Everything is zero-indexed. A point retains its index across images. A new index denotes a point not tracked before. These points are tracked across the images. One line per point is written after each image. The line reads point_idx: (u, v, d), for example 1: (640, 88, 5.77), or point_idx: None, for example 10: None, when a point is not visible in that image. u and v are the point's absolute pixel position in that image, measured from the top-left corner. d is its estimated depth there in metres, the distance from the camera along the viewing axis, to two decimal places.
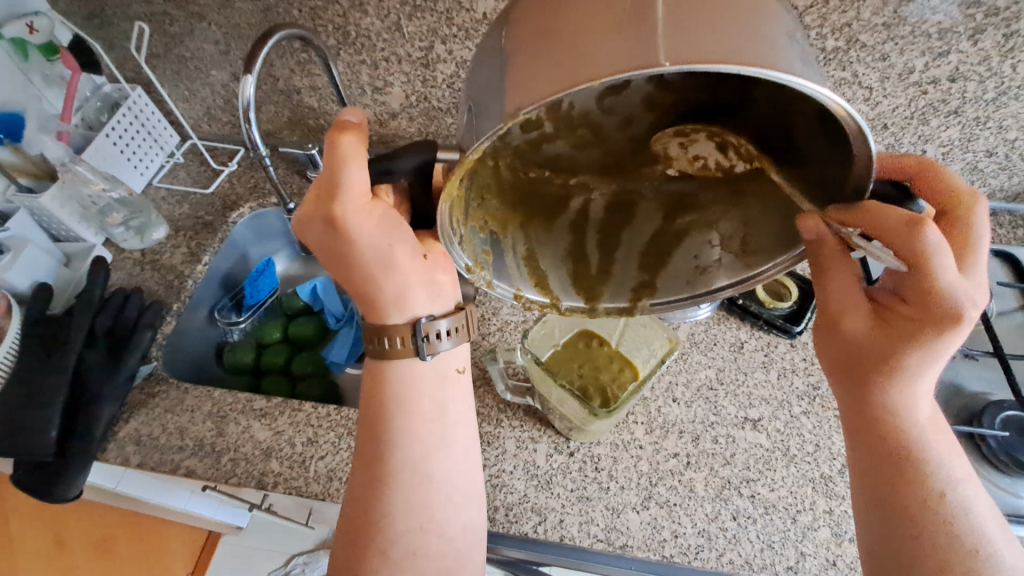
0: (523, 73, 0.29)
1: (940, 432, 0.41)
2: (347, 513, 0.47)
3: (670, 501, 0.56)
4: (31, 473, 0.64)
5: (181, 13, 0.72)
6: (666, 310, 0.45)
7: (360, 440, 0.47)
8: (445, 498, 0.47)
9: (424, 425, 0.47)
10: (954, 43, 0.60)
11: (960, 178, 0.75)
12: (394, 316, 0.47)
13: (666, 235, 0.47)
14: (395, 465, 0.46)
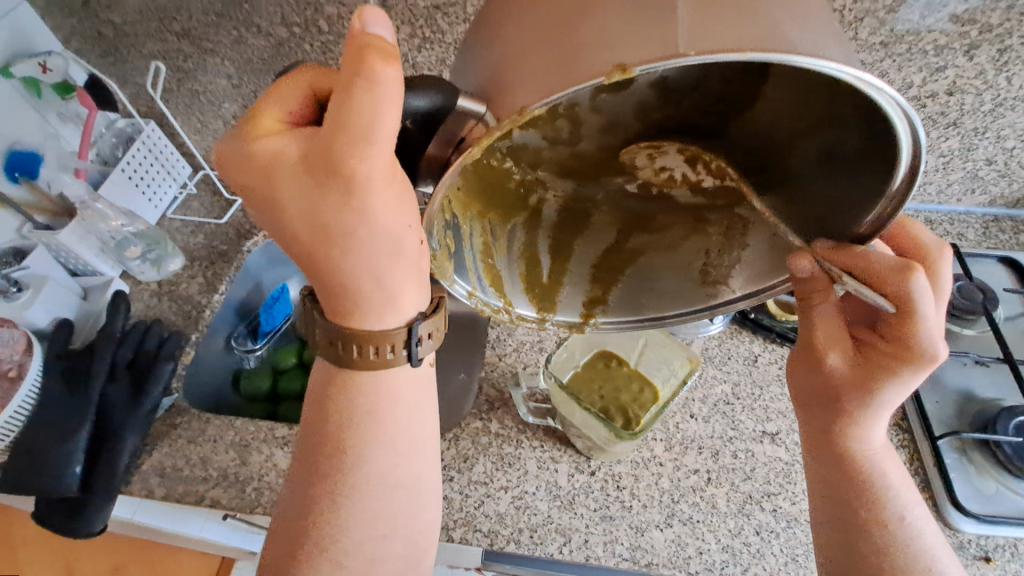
0: (569, 36, 0.28)
1: (890, 454, 0.47)
2: (285, 523, 0.42)
3: (693, 518, 0.57)
4: (53, 508, 0.64)
5: (195, 50, 0.74)
6: (613, 329, 0.48)
7: (306, 444, 0.42)
8: (408, 507, 0.43)
9: (383, 435, 0.42)
10: (951, 58, 0.61)
11: (961, 186, 0.76)
12: (369, 321, 0.40)
13: (617, 254, 0.49)
14: (359, 471, 0.41)
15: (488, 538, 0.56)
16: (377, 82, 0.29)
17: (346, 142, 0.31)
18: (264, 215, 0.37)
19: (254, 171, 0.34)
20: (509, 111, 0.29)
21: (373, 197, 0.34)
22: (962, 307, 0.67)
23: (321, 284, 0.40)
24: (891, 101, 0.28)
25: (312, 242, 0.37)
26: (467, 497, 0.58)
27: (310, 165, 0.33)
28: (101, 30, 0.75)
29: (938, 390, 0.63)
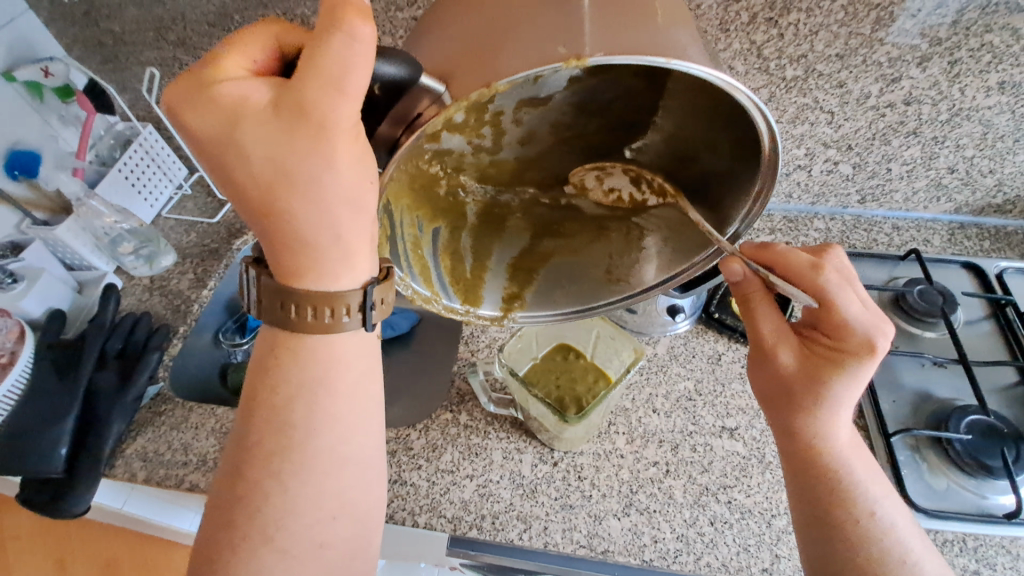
0: (501, 46, 0.32)
1: (859, 456, 0.45)
2: (223, 501, 0.40)
3: (650, 508, 0.58)
4: (40, 491, 0.66)
5: (190, 57, 0.78)
6: (532, 322, 0.53)
7: (246, 419, 0.41)
8: (356, 482, 0.42)
9: (330, 406, 0.41)
10: (904, 70, 0.64)
11: (926, 194, 0.79)
12: (324, 278, 0.39)
13: (529, 257, 0.55)
14: (308, 448, 0.40)
15: (451, 524, 0.58)
16: (357, 38, 0.30)
17: (322, 86, 0.31)
18: (217, 166, 0.35)
19: (217, 115, 0.32)
20: (474, 84, 0.32)
21: (342, 146, 0.34)
22: (920, 310, 0.69)
23: (273, 243, 0.37)
24: (748, 99, 0.34)
25: (270, 194, 0.35)
26: (434, 484, 0.60)
27: (279, 108, 0.32)
28: (102, 38, 0.79)
29: (895, 390, 0.65)
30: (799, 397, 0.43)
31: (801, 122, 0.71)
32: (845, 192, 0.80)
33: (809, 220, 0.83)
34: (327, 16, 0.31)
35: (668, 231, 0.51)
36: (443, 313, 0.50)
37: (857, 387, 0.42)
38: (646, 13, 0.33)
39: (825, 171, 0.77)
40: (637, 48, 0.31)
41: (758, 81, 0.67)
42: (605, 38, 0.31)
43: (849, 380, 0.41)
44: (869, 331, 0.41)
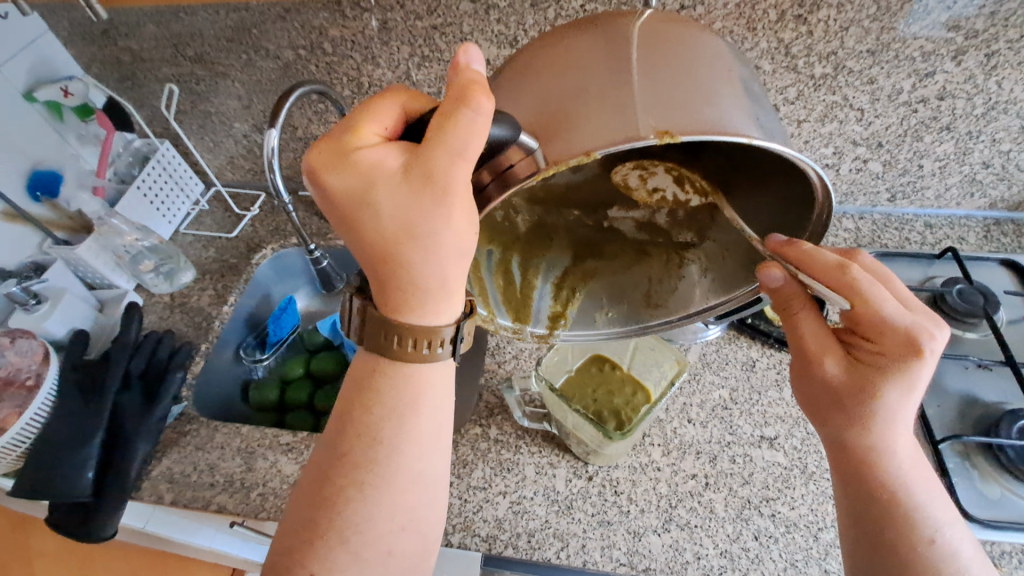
0: (578, 118, 0.33)
1: (917, 468, 0.41)
2: (302, 507, 0.39)
3: (691, 523, 0.57)
4: (66, 515, 0.65)
5: (206, 72, 0.78)
6: (575, 341, 0.50)
7: (336, 428, 0.39)
8: (427, 503, 0.41)
9: (418, 428, 0.39)
10: (938, 64, 0.62)
11: (960, 190, 0.76)
12: (422, 317, 0.37)
13: (571, 275, 0.53)
14: (390, 466, 0.38)
15: (486, 543, 0.56)
16: (481, 112, 0.32)
17: (450, 153, 0.32)
18: (345, 225, 0.36)
19: (353, 182, 0.33)
20: (567, 153, 0.32)
21: (463, 204, 0.34)
22: (962, 311, 0.66)
23: (384, 295, 0.37)
24: (822, 180, 0.35)
25: (391, 251, 0.35)
26: (467, 501, 0.59)
27: (410, 172, 0.33)
28: (119, 56, 0.79)
29: (940, 395, 0.63)
30: (848, 408, 0.41)
31: (830, 120, 0.69)
32: (875, 190, 0.77)
33: (837, 219, 0.81)
34: (458, 92, 0.32)
35: (710, 262, 0.49)
36: (494, 331, 0.50)
37: (909, 395, 0.39)
38: (722, 88, 0.34)
39: (854, 169, 0.75)
40: (723, 125, 0.32)
41: (786, 79, 0.65)
42: (692, 114, 0.32)
43: (899, 387, 0.39)
44: (914, 331, 0.38)
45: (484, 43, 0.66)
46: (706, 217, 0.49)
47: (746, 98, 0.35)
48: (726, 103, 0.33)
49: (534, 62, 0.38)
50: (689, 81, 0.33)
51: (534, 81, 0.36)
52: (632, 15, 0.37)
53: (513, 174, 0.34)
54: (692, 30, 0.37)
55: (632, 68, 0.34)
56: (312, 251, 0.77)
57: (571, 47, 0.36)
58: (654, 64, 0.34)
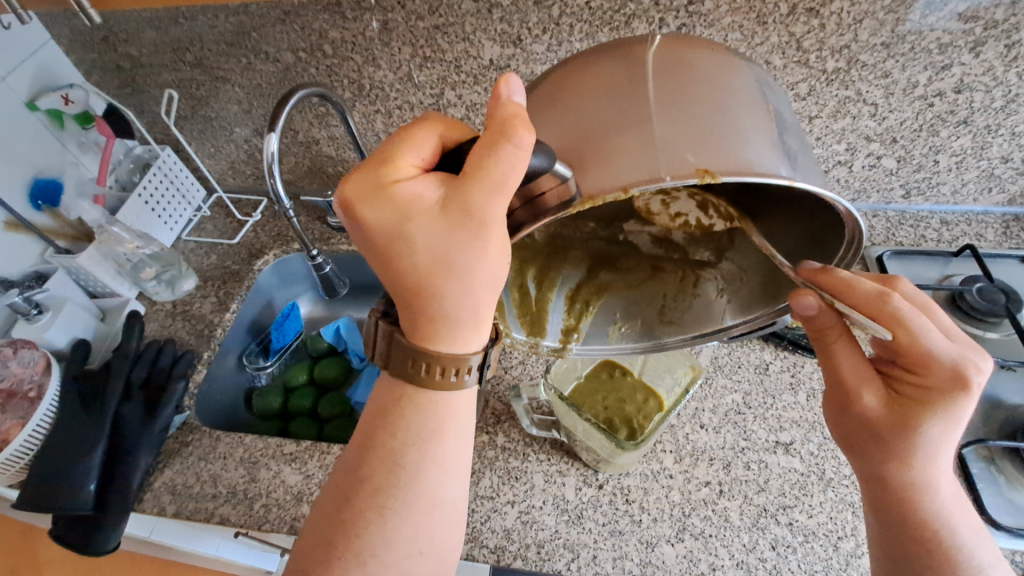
0: (610, 152, 0.32)
1: (960, 504, 0.40)
2: (322, 527, 0.38)
3: (706, 532, 0.55)
4: (68, 527, 0.64)
5: (206, 77, 0.77)
6: (589, 355, 0.49)
7: (358, 449, 0.38)
8: (448, 529, 0.39)
9: (442, 454, 0.37)
10: (955, 56, 0.60)
11: (977, 186, 0.74)
12: (445, 343, 0.36)
13: (586, 288, 0.52)
14: (411, 492, 0.37)
15: (494, 555, 0.55)
16: (522, 146, 0.30)
17: (489, 186, 0.31)
18: (378, 259, 0.34)
19: (389, 214, 0.32)
20: (606, 188, 0.31)
21: (499, 236, 0.33)
22: (983, 310, 0.64)
23: (413, 326, 0.35)
24: (856, 219, 0.35)
25: (424, 285, 0.34)
26: (474, 511, 0.57)
27: (448, 206, 0.32)
28: (119, 63, 0.78)
29: None
30: (887, 444, 0.39)
31: (842, 116, 0.67)
32: (889, 187, 0.75)
33: None
34: (498, 124, 0.31)
35: (727, 283, 0.48)
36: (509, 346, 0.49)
37: (954, 431, 0.37)
38: (758, 124, 0.34)
39: (867, 165, 0.73)
40: (761, 165, 0.32)
41: (797, 74, 0.63)
42: (731, 153, 0.32)
43: (944, 425, 0.37)
44: (961, 365, 0.36)
45: (486, 42, 0.65)
46: (724, 238, 0.48)
47: (778, 134, 0.35)
48: (762, 141, 0.33)
49: (556, 94, 0.37)
50: (727, 117, 0.33)
51: (567, 108, 0.36)
52: (666, 42, 0.37)
53: (542, 202, 0.34)
54: (725, 61, 0.37)
55: (670, 102, 0.33)
56: (314, 256, 0.75)
57: (606, 75, 0.36)
58: (692, 98, 0.34)
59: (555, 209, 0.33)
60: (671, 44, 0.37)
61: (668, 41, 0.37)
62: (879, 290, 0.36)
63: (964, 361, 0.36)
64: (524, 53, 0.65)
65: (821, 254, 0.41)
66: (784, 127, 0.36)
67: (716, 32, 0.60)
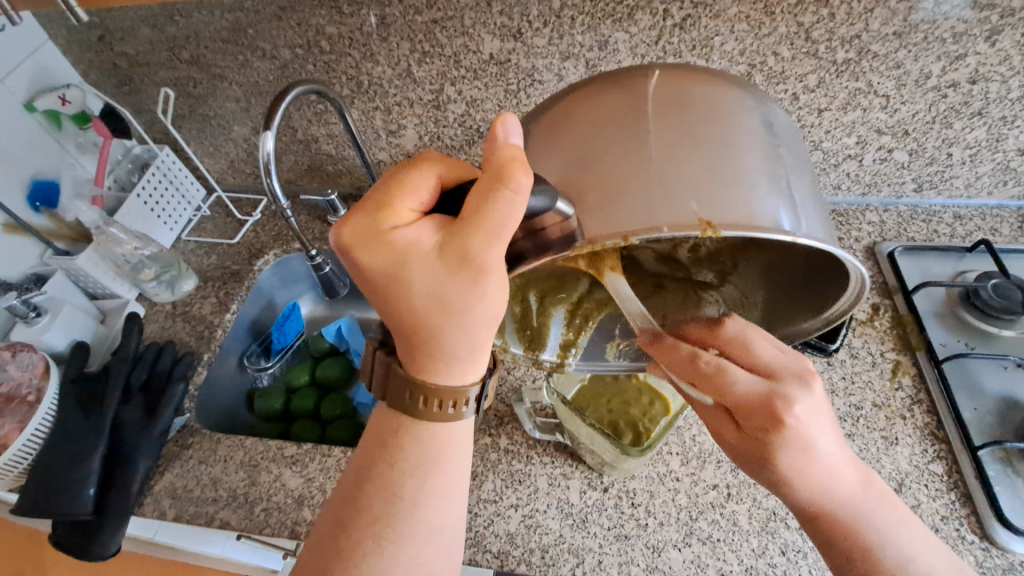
0: (619, 195, 0.32)
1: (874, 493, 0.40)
2: (317, 557, 0.36)
3: (713, 537, 0.54)
4: (67, 532, 0.64)
5: (204, 76, 0.76)
6: (587, 370, 0.51)
7: (355, 480, 0.37)
8: (446, 558, 0.38)
9: (441, 483, 0.37)
10: (970, 45, 0.58)
11: (991, 179, 0.72)
12: (446, 379, 0.35)
13: (587, 302, 0.49)
14: (409, 521, 0.36)
15: (497, 560, 0.54)
16: (520, 190, 0.29)
17: (489, 232, 0.30)
18: (373, 301, 0.33)
19: (386, 258, 0.30)
20: (607, 234, 0.31)
21: (499, 279, 0.32)
22: (998, 307, 0.62)
23: (409, 362, 0.34)
24: (858, 271, 0.36)
25: (422, 327, 0.32)
26: (476, 515, 0.56)
27: (447, 252, 0.30)
28: (115, 62, 0.77)
29: (977, 397, 0.59)
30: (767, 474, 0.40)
31: (852, 108, 0.65)
32: (900, 181, 0.73)
33: (860, 212, 0.77)
34: (496, 169, 0.29)
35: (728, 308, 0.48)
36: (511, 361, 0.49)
37: (811, 455, 0.38)
38: (767, 170, 0.33)
39: (878, 159, 0.71)
40: (767, 218, 0.31)
41: (806, 66, 0.61)
42: (738, 202, 0.31)
43: (794, 453, 0.38)
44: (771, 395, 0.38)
45: (486, 36, 0.63)
46: (729, 260, 0.47)
47: (790, 179, 0.34)
48: (773, 189, 0.33)
49: (569, 123, 0.37)
50: (736, 161, 0.33)
51: (576, 143, 0.35)
52: (679, 76, 0.36)
53: (545, 237, 0.33)
54: (740, 99, 0.36)
55: (678, 143, 0.33)
56: (314, 257, 0.74)
57: (614, 109, 0.35)
58: (701, 140, 0.33)
59: (558, 246, 0.33)
60: (683, 77, 0.36)
61: (680, 74, 0.37)
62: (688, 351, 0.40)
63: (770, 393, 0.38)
64: (525, 47, 0.63)
65: (819, 293, 0.42)
66: (793, 170, 0.35)
67: (723, 23, 0.58)
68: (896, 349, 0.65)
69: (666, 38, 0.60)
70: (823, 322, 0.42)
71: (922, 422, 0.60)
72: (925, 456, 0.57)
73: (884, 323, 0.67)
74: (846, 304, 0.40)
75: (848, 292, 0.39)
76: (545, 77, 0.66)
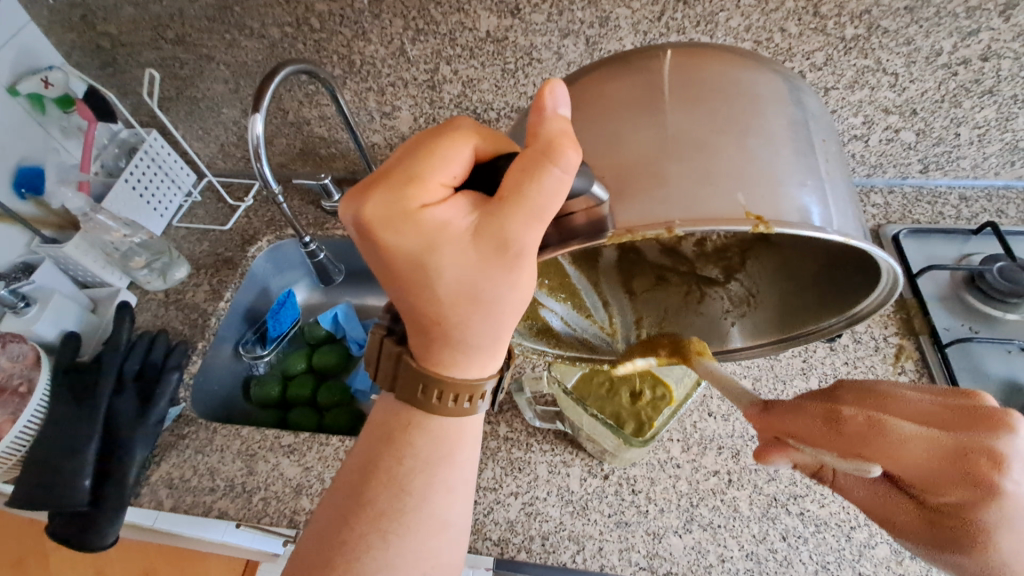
0: (651, 180, 0.30)
1: None
2: (317, 547, 0.36)
3: (714, 523, 0.54)
4: (64, 523, 0.64)
5: (190, 56, 0.73)
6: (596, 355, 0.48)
7: (360, 472, 0.36)
8: (453, 551, 0.38)
9: (452, 477, 0.36)
10: (984, 20, 0.56)
11: (1000, 159, 0.70)
12: (464, 369, 0.33)
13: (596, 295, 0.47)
14: (416, 514, 0.35)
15: (498, 547, 0.53)
16: (568, 169, 0.27)
17: (529, 214, 0.27)
18: (393, 285, 0.31)
19: (413, 242, 0.28)
20: (645, 223, 0.29)
21: (532, 266, 0.30)
22: (1003, 291, 0.61)
23: (426, 351, 0.33)
24: (893, 271, 0.34)
25: (446, 317, 0.31)
26: (476, 503, 0.56)
27: (482, 237, 0.28)
28: (99, 42, 0.75)
29: (980, 380, 0.58)
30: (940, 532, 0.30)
31: (860, 86, 0.63)
32: (907, 161, 0.72)
33: (865, 194, 0.75)
34: (541, 144, 0.27)
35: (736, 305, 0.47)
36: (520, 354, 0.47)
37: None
38: (801, 158, 0.32)
39: (885, 139, 0.69)
40: (803, 208, 0.31)
41: (814, 42, 0.59)
42: (782, 196, 0.30)
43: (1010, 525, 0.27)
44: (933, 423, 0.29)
45: (482, 13, 0.61)
46: (737, 257, 0.44)
47: (830, 173, 0.33)
48: (813, 181, 0.32)
49: (589, 104, 0.35)
50: (777, 152, 0.32)
51: (603, 127, 0.33)
52: (704, 55, 0.34)
53: (570, 223, 0.31)
54: (778, 85, 0.35)
55: (721, 133, 0.31)
56: (308, 244, 0.73)
57: (648, 93, 0.33)
58: (744, 130, 0.32)
59: (585, 234, 0.31)
60: (721, 63, 0.34)
61: (713, 59, 0.35)
62: (822, 411, 0.30)
63: (965, 405, 0.29)
64: (523, 24, 0.61)
65: (841, 291, 0.40)
66: (827, 157, 0.34)
67: None
68: (899, 333, 0.64)
69: (670, 13, 0.58)
70: (848, 321, 0.40)
71: None
72: None
73: (887, 307, 0.66)
74: (870, 305, 0.38)
75: (877, 290, 0.37)
76: (544, 55, 0.64)
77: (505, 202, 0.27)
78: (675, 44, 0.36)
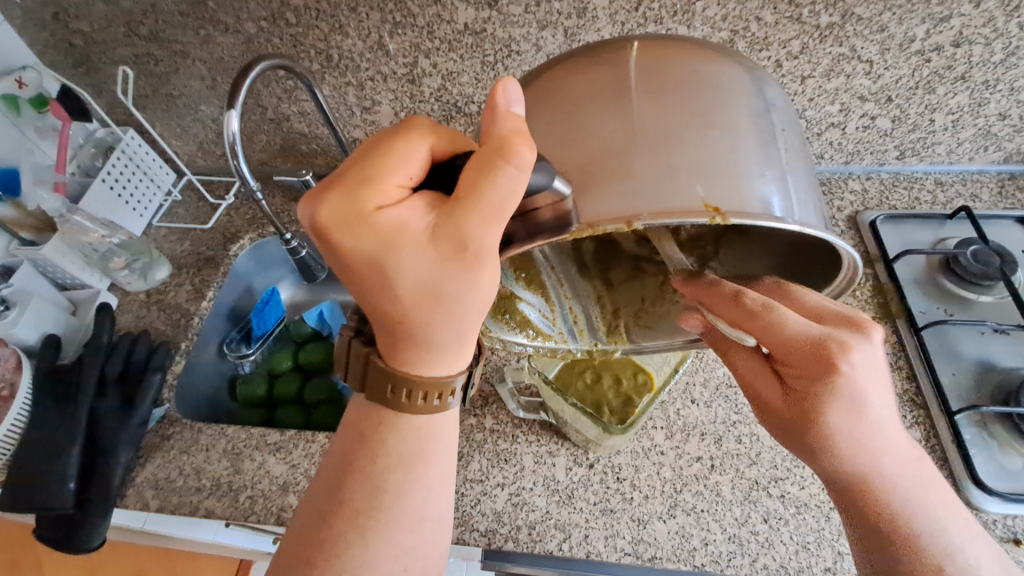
0: (612, 174, 0.30)
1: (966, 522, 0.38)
2: (297, 546, 0.36)
3: (697, 508, 0.54)
4: (51, 526, 0.63)
5: (165, 53, 0.72)
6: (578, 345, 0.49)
7: (336, 472, 0.36)
8: (432, 546, 0.38)
9: (427, 472, 0.36)
10: (955, 7, 0.57)
11: (973, 144, 0.71)
12: (430, 367, 0.33)
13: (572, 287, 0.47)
14: (393, 511, 0.36)
15: (485, 538, 0.54)
16: (524, 166, 0.27)
17: (486, 212, 0.27)
18: (354, 285, 0.31)
19: (371, 243, 0.28)
20: (607, 217, 0.30)
21: (494, 264, 0.30)
22: (976, 273, 0.62)
23: (392, 350, 0.33)
24: (854, 260, 0.35)
25: (409, 317, 0.31)
26: (463, 495, 0.56)
27: (441, 236, 0.28)
28: (72, 40, 0.74)
29: (954, 361, 0.60)
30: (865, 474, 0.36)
31: (836, 75, 0.64)
32: (883, 148, 0.73)
33: (842, 181, 0.76)
34: (497, 142, 0.27)
35: None
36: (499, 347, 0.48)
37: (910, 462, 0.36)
38: (762, 151, 0.33)
39: (861, 127, 0.70)
40: (761, 201, 0.31)
41: (789, 31, 0.60)
42: (743, 189, 0.31)
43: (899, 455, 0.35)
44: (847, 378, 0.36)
45: (459, 5, 0.60)
46: (710, 246, 0.45)
47: (791, 164, 0.34)
48: (774, 173, 0.32)
49: (557, 97, 0.35)
50: (739, 145, 0.32)
51: (568, 120, 0.33)
52: (667, 47, 0.34)
53: (536, 219, 0.32)
54: (742, 78, 0.35)
55: (682, 125, 0.32)
56: (290, 242, 0.72)
57: (612, 87, 0.33)
58: (705, 122, 0.32)
59: (550, 230, 0.31)
60: (686, 56, 0.34)
61: (678, 52, 0.35)
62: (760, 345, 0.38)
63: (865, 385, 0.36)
64: (501, 16, 0.61)
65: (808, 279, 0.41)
66: (789, 150, 0.35)
67: None
68: (877, 317, 0.65)
69: (646, 4, 0.58)
70: None
71: (901, 388, 0.60)
72: (904, 422, 0.58)
73: (865, 292, 0.67)
74: (834, 292, 0.39)
75: (840, 278, 0.38)
76: (523, 47, 0.63)
77: (463, 202, 0.28)
78: (640, 36, 0.36)
